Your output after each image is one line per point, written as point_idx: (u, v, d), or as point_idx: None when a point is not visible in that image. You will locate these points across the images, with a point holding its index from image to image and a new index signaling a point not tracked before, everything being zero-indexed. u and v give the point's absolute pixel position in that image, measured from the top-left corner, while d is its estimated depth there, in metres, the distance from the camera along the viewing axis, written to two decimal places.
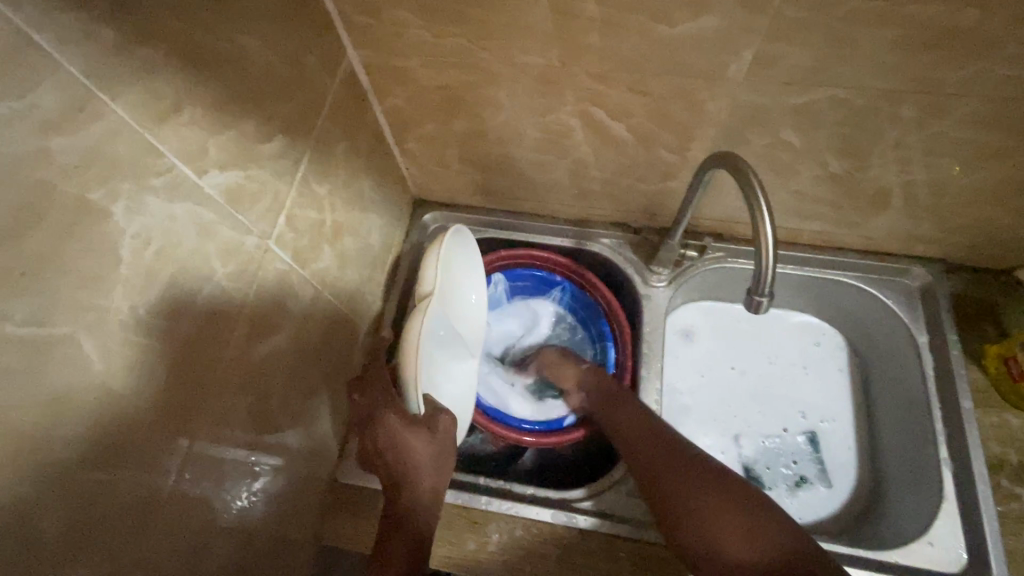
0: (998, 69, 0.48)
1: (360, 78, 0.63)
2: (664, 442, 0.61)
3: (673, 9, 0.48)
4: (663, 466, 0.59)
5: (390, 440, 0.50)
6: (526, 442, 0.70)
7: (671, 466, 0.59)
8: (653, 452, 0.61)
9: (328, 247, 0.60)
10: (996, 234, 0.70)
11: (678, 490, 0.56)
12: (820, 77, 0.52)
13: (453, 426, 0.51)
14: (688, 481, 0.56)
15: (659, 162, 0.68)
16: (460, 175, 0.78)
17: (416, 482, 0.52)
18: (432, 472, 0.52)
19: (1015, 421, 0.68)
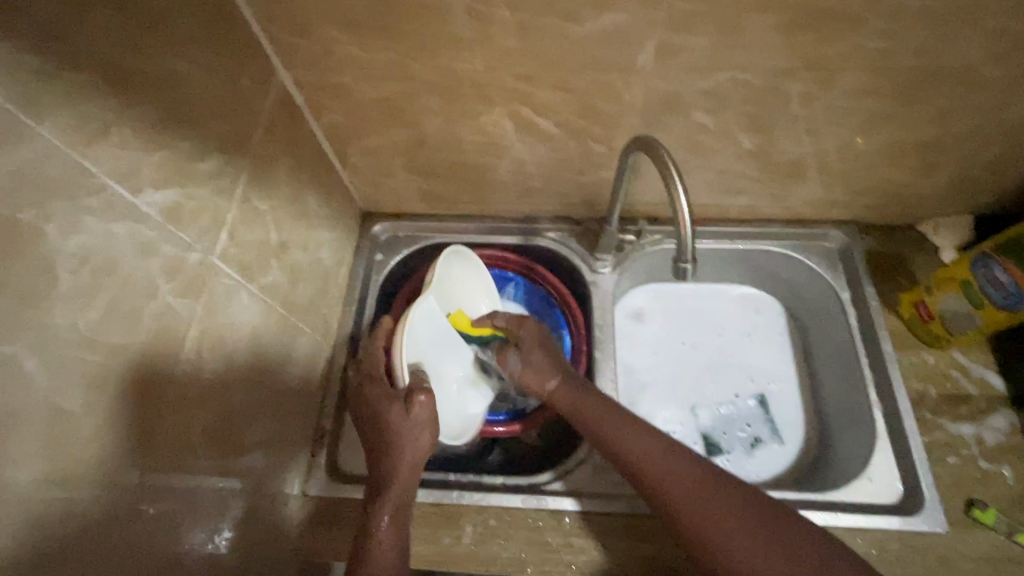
0: (869, 43, 0.54)
1: (295, 96, 0.65)
2: (656, 440, 0.61)
3: (578, 8, 0.52)
4: (667, 500, 0.57)
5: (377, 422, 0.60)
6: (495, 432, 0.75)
7: (675, 494, 0.56)
8: (646, 457, 0.60)
9: (276, 262, 0.62)
10: (898, 193, 0.77)
11: (690, 518, 0.55)
12: (720, 62, 0.56)
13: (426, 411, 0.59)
14: (683, 481, 0.57)
15: (590, 154, 0.72)
16: (406, 183, 0.82)
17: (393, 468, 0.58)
18: (405, 457, 0.58)
19: (932, 358, 0.75)
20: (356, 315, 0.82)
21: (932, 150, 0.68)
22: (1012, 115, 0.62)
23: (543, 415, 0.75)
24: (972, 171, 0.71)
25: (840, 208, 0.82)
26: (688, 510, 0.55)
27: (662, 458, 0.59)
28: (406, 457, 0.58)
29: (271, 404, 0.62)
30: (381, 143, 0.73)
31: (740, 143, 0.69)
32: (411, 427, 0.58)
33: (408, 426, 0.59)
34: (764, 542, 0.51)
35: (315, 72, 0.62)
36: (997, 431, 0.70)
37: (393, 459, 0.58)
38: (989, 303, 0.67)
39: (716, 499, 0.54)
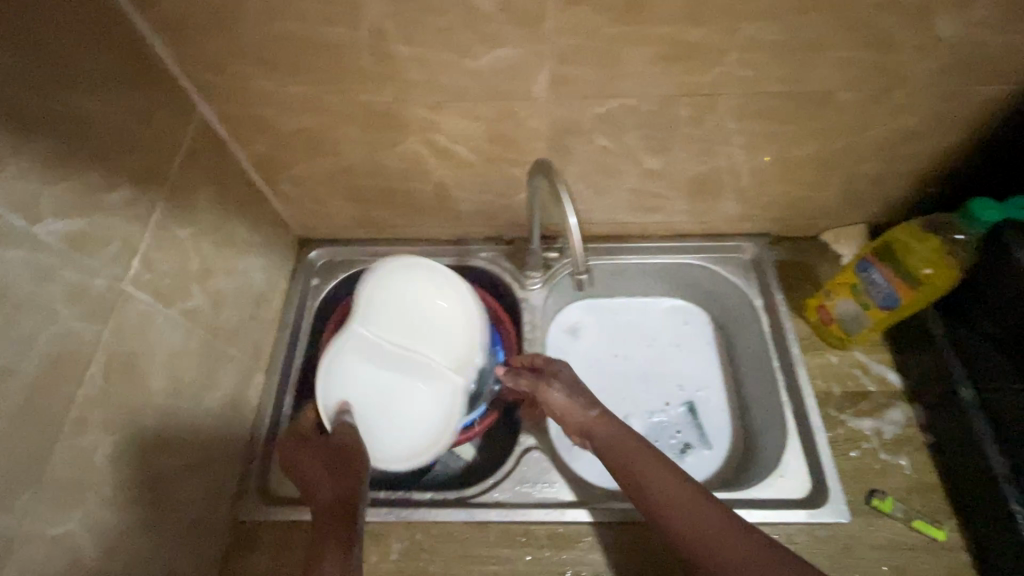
0: (738, 72, 0.60)
1: (218, 129, 0.68)
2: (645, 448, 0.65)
3: (472, 45, 0.57)
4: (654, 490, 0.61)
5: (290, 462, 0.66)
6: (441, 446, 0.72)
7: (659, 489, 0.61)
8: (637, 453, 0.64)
9: (197, 288, 0.64)
10: (798, 207, 0.83)
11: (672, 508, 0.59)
12: (610, 90, 0.62)
13: (350, 430, 0.67)
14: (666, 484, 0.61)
15: (509, 178, 0.76)
16: (337, 210, 0.84)
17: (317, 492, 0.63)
18: (327, 476, 0.64)
19: (835, 358, 0.81)
20: (290, 339, 0.83)
21: (817, 167, 0.74)
22: (877, 133, 0.68)
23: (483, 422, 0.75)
24: (857, 185, 0.78)
25: (749, 222, 0.87)
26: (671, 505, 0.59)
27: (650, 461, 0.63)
28: (329, 480, 0.63)
29: (193, 429, 0.63)
30: (308, 172, 0.76)
31: (643, 164, 0.74)
32: (329, 460, 0.65)
33: (327, 459, 0.65)
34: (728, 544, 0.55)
35: (234, 106, 0.65)
36: (895, 424, 0.75)
37: (319, 486, 0.63)
38: (875, 304, 0.72)
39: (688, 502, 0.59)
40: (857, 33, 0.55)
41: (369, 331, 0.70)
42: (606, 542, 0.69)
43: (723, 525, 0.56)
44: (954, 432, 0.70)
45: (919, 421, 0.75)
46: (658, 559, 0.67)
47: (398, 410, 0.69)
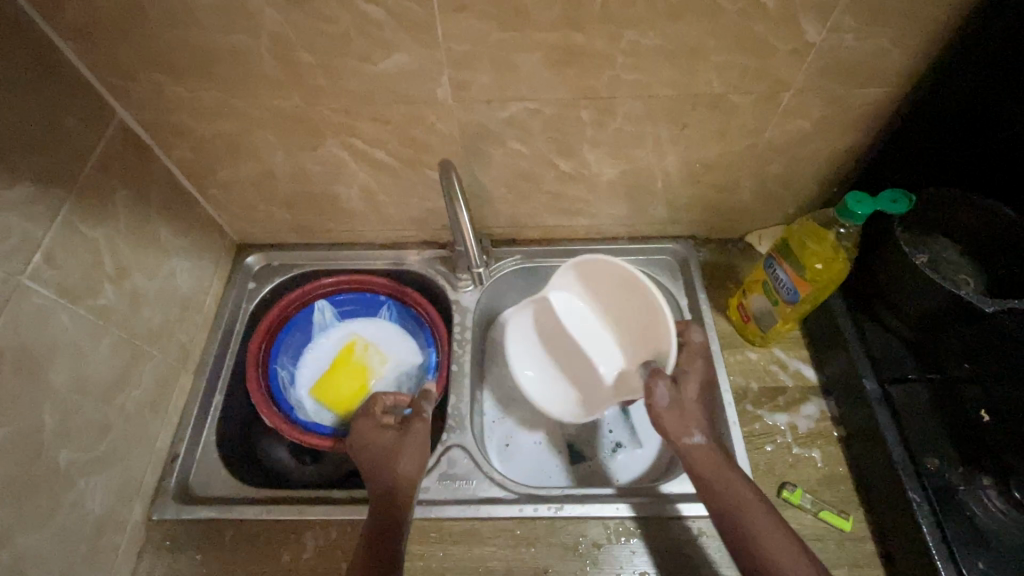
0: (624, 75, 0.63)
1: (141, 134, 0.71)
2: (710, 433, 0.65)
3: (369, 51, 0.60)
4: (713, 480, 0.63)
5: (381, 451, 0.69)
6: None
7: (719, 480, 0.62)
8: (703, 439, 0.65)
9: (111, 286, 0.66)
10: (716, 208, 0.86)
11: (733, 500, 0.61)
12: (508, 93, 0.65)
13: (423, 429, 0.71)
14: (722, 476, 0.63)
15: (430, 181, 0.79)
16: (271, 215, 0.87)
17: (394, 470, 0.67)
18: (410, 462, 0.68)
19: (755, 355, 0.82)
20: (220, 341, 0.84)
21: (725, 168, 0.77)
22: (773, 134, 0.72)
23: None
24: (768, 186, 0.81)
25: (674, 224, 0.90)
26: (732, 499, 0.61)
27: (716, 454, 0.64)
28: (412, 467, 0.68)
29: (101, 425, 0.64)
30: (235, 177, 0.78)
31: (557, 167, 0.77)
32: (400, 452, 0.68)
33: (400, 451, 0.68)
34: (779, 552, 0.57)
35: (154, 112, 0.68)
36: (809, 418, 0.76)
37: (378, 478, 0.67)
38: (781, 299, 0.74)
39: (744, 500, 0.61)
40: (729, 38, 0.59)
41: (547, 310, 0.85)
42: (517, 537, 0.69)
43: (775, 524, 0.59)
44: (862, 424, 0.71)
45: (832, 415, 0.76)
46: (567, 554, 0.67)
47: (544, 379, 0.86)
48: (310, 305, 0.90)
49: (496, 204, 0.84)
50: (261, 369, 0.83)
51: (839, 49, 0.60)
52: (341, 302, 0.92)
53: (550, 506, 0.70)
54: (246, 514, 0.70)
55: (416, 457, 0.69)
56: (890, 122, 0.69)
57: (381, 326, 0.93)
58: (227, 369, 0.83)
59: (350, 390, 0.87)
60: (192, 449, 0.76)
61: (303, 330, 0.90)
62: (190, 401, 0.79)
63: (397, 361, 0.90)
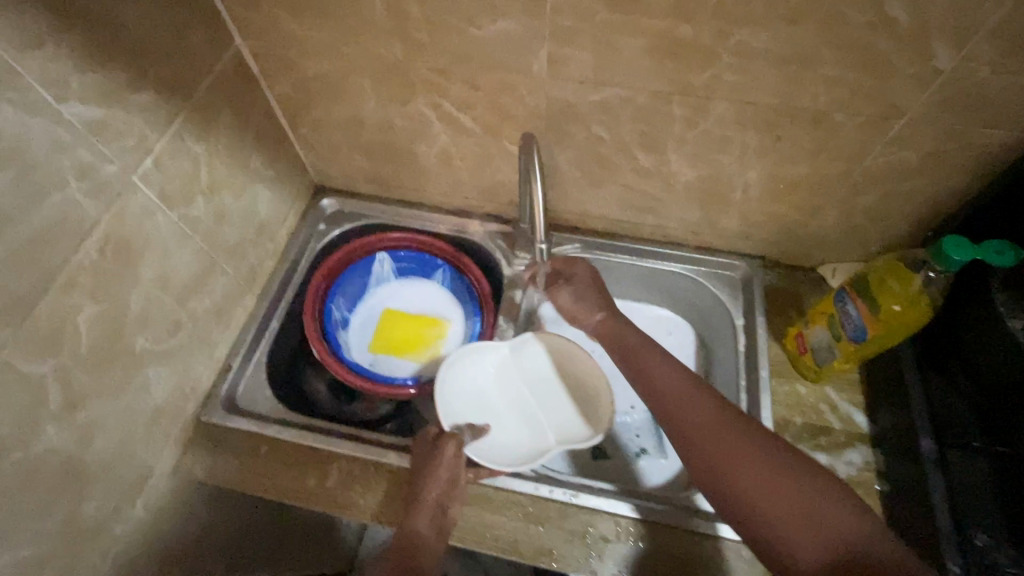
0: (726, 75, 0.61)
1: (251, 64, 0.75)
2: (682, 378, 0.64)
3: (476, 14, 0.61)
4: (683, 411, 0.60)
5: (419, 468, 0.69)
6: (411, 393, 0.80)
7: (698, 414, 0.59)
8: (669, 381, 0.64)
9: (202, 199, 0.71)
10: (793, 231, 0.82)
11: (707, 426, 0.58)
12: (602, 76, 0.65)
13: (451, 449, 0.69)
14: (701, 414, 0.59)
15: (507, 153, 0.80)
16: (351, 161, 0.91)
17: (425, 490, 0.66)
18: (437, 484, 0.67)
19: (804, 390, 0.79)
20: (286, 272, 0.89)
21: (812, 189, 0.74)
22: (874, 162, 0.68)
23: None
24: (854, 218, 0.77)
25: (744, 241, 0.87)
26: (719, 437, 0.56)
27: (684, 390, 0.62)
28: (435, 485, 0.67)
29: (173, 323, 0.69)
30: (326, 118, 0.82)
31: (637, 160, 0.76)
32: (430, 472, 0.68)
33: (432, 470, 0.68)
34: (820, 493, 0.51)
35: (266, 45, 0.72)
36: (851, 465, 0.73)
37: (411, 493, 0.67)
38: (845, 336, 0.70)
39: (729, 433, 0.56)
40: (847, 51, 0.56)
41: (526, 356, 0.83)
42: (529, 514, 0.70)
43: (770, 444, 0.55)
44: (909, 480, 0.67)
45: (877, 467, 0.72)
46: (574, 540, 0.68)
47: (493, 419, 0.80)
48: (373, 254, 0.94)
49: (567, 187, 0.84)
50: (317, 305, 0.88)
51: (969, 81, 0.56)
52: (401, 257, 0.95)
53: (566, 491, 0.70)
54: (282, 434, 0.75)
55: (440, 477, 0.67)
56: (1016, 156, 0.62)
57: (434, 288, 0.96)
58: (287, 299, 0.88)
59: (393, 330, 0.92)
60: (244, 364, 0.81)
61: (362, 277, 0.94)
62: (250, 321, 0.84)
63: (444, 323, 0.93)
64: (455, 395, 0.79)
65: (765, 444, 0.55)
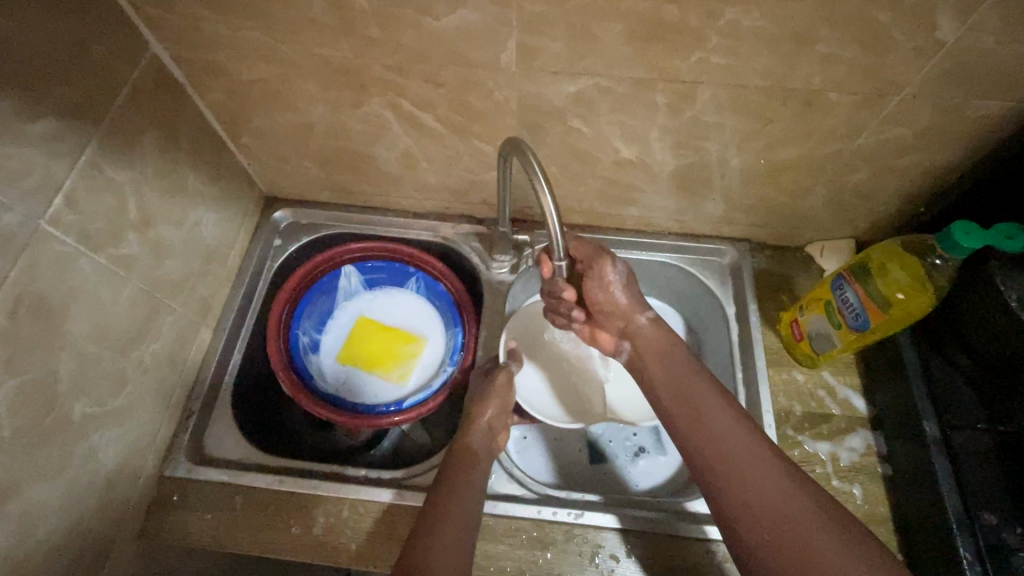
0: (714, 57, 0.56)
1: (174, 71, 0.65)
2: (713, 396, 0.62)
3: (431, 3, 0.53)
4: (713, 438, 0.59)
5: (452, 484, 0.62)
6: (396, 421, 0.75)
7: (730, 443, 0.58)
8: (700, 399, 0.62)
9: (135, 234, 0.62)
10: (782, 212, 0.78)
11: (738, 457, 0.57)
12: (578, 66, 0.58)
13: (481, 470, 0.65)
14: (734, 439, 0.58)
15: (477, 152, 0.73)
16: (303, 169, 0.82)
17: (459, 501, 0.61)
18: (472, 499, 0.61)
19: (802, 376, 0.77)
20: (242, 298, 0.81)
21: (803, 171, 0.70)
22: (867, 140, 0.64)
23: (436, 398, 0.77)
24: (844, 197, 0.74)
25: (731, 225, 0.83)
26: (748, 469, 0.56)
27: (716, 411, 0.61)
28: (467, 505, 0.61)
29: (118, 379, 0.61)
30: (269, 126, 0.73)
31: (618, 152, 0.70)
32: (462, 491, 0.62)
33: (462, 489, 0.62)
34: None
35: (188, 49, 0.62)
36: (852, 451, 0.72)
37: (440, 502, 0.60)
38: (845, 325, 0.68)
39: (757, 461, 0.57)
40: (845, 26, 0.51)
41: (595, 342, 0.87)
42: (533, 539, 0.66)
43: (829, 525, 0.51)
44: (912, 464, 0.67)
45: (878, 451, 0.71)
46: (583, 563, 0.65)
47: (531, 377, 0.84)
48: (337, 269, 0.87)
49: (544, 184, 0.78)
50: (281, 333, 0.80)
51: (971, 52, 0.52)
52: (369, 269, 0.87)
53: (570, 512, 0.67)
54: (260, 482, 0.68)
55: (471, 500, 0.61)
56: (1015, 123, 0.59)
57: (408, 298, 0.89)
58: (247, 328, 0.80)
59: (383, 343, 0.85)
60: (207, 407, 0.74)
61: (328, 294, 0.87)
62: (209, 358, 0.76)
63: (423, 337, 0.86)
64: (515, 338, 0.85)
65: (834, 527, 0.51)
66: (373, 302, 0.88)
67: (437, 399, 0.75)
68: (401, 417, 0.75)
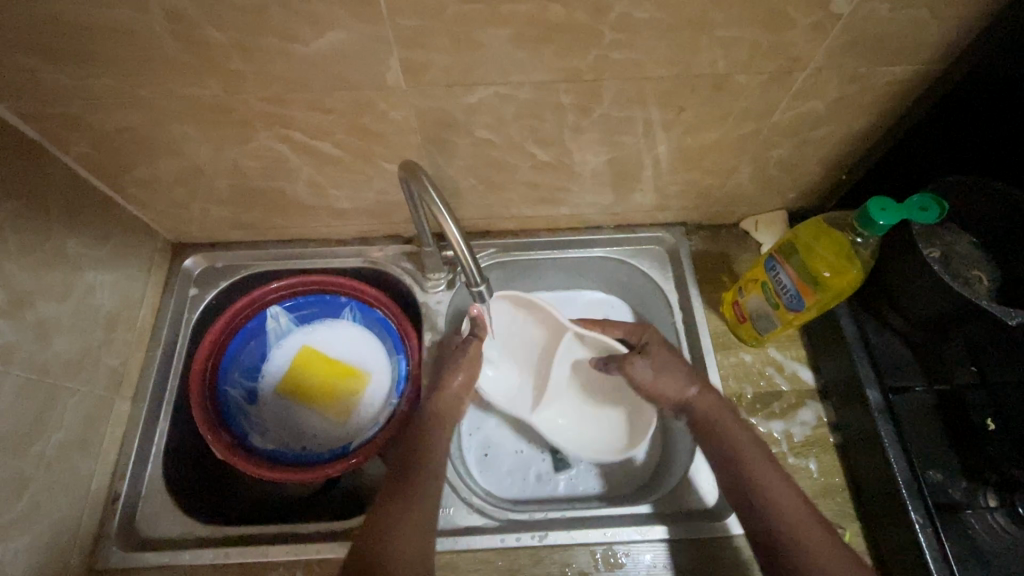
0: (611, 53, 0.53)
1: (24, 128, 0.58)
2: (753, 444, 0.64)
3: (294, 27, 0.48)
4: (764, 493, 0.60)
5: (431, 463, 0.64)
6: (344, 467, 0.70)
7: (776, 500, 0.59)
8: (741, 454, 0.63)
9: (5, 321, 0.55)
10: (712, 194, 0.77)
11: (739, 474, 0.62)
12: (472, 76, 0.54)
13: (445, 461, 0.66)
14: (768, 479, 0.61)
15: (388, 174, 0.68)
16: (205, 212, 0.75)
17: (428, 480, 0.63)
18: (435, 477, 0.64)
19: (749, 357, 0.76)
20: (158, 359, 0.75)
21: (724, 152, 0.68)
22: (781, 117, 0.62)
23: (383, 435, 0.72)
24: (770, 172, 0.72)
25: (663, 212, 0.81)
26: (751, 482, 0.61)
27: (733, 430, 0.65)
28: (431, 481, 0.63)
29: (15, 482, 0.56)
30: (154, 174, 0.67)
31: (534, 156, 0.67)
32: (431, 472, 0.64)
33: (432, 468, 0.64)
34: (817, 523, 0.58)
35: (36, 104, 0.56)
36: (805, 425, 0.71)
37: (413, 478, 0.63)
38: (782, 305, 0.68)
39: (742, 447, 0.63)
40: (738, 9, 0.49)
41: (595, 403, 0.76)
42: (499, 568, 0.64)
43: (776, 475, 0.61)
44: (861, 432, 0.67)
45: (829, 421, 0.72)
46: None
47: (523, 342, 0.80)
48: (262, 310, 0.81)
49: (465, 196, 0.74)
50: (206, 391, 0.75)
51: (868, 21, 0.51)
52: (297, 306, 0.82)
53: (534, 534, 0.65)
54: (204, 558, 0.63)
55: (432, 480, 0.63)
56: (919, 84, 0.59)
57: (344, 330, 0.83)
58: (167, 391, 0.74)
59: (331, 380, 0.80)
60: (135, 486, 0.68)
61: (257, 338, 0.81)
62: (129, 432, 0.70)
63: (367, 369, 0.81)
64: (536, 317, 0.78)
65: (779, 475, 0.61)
66: (324, 336, 0.82)
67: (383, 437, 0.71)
68: (356, 457, 0.70)
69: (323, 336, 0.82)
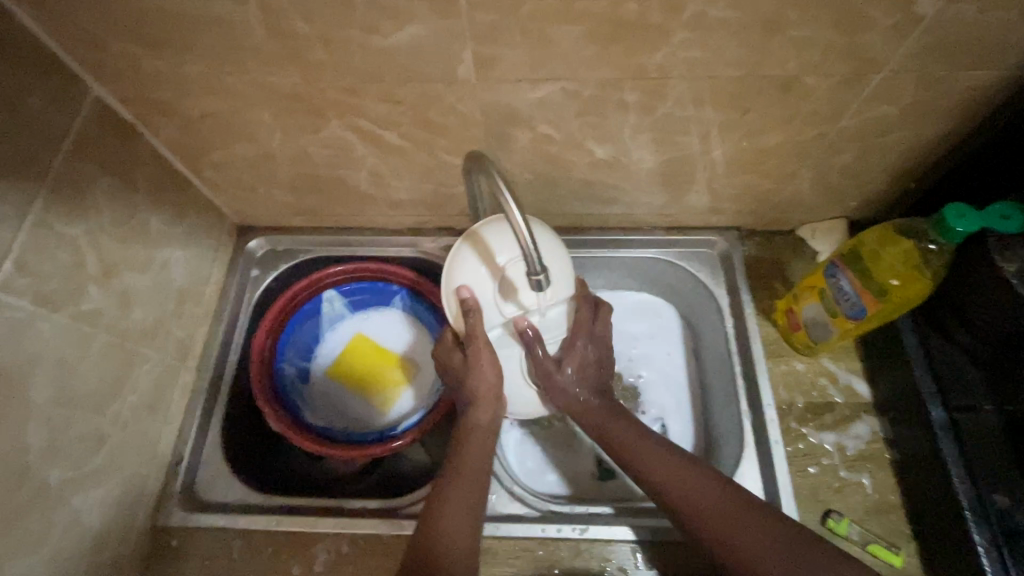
0: (680, 52, 0.53)
1: (119, 111, 0.63)
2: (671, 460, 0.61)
3: (376, 20, 0.51)
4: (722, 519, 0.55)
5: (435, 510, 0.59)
6: (390, 449, 0.72)
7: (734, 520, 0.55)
8: (681, 485, 0.59)
9: (97, 287, 0.60)
10: (770, 198, 0.75)
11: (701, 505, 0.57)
12: (540, 71, 0.55)
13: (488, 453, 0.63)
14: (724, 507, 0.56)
15: (447, 166, 0.70)
16: (272, 198, 0.79)
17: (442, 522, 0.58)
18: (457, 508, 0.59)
19: (801, 366, 0.74)
20: (222, 335, 0.79)
21: (786, 155, 0.67)
22: (849, 121, 0.61)
23: (427, 421, 0.74)
24: (834, 177, 0.71)
25: (718, 215, 0.80)
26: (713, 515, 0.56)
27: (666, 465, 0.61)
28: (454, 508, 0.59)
29: (95, 437, 0.60)
30: (229, 158, 0.71)
31: (593, 153, 0.67)
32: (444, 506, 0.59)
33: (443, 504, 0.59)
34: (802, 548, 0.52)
35: (135, 89, 0.60)
36: (859, 439, 0.69)
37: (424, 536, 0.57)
38: (841, 313, 0.67)
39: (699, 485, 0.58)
40: (817, 8, 0.48)
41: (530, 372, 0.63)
42: (539, 559, 0.65)
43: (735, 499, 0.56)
44: (920, 451, 0.64)
45: (884, 436, 0.69)
46: None
47: (507, 292, 0.57)
48: (318, 294, 0.83)
49: (520, 191, 0.75)
50: (266, 367, 0.78)
51: (952, 23, 0.49)
52: (350, 290, 0.84)
53: (574, 527, 0.66)
54: (255, 524, 0.66)
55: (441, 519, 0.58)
56: (1000, 90, 0.57)
57: (394, 317, 0.85)
58: (229, 364, 0.77)
59: (377, 365, 0.82)
60: (197, 452, 0.72)
61: (311, 320, 0.84)
62: (194, 400, 0.74)
63: (414, 356, 0.83)
64: (480, 267, 0.57)
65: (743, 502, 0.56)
66: (374, 322, 0.85)
67: (426, 423, 0.73)
68: (403, 440, 0.72)
69: (373, 322, 0.85)
